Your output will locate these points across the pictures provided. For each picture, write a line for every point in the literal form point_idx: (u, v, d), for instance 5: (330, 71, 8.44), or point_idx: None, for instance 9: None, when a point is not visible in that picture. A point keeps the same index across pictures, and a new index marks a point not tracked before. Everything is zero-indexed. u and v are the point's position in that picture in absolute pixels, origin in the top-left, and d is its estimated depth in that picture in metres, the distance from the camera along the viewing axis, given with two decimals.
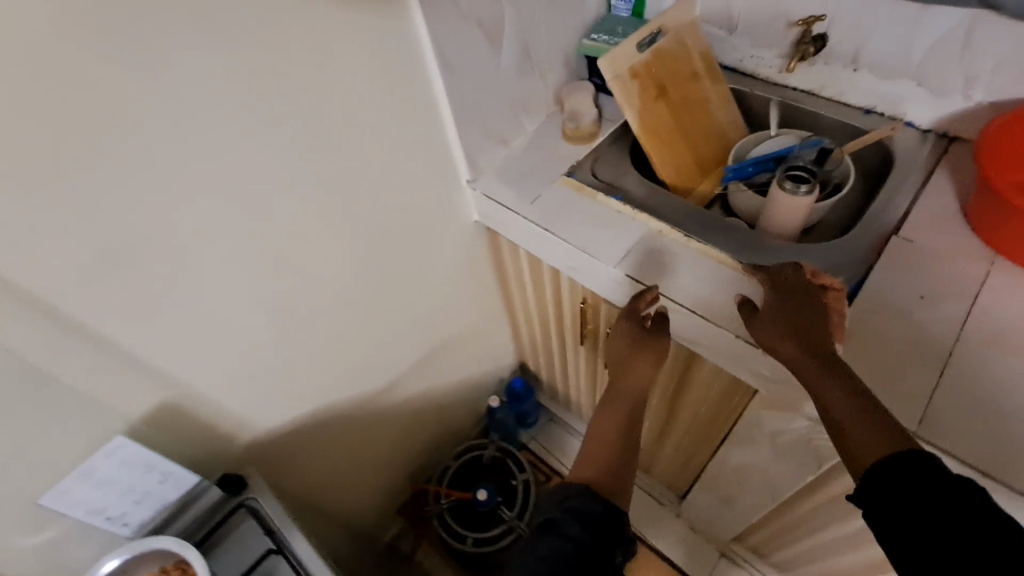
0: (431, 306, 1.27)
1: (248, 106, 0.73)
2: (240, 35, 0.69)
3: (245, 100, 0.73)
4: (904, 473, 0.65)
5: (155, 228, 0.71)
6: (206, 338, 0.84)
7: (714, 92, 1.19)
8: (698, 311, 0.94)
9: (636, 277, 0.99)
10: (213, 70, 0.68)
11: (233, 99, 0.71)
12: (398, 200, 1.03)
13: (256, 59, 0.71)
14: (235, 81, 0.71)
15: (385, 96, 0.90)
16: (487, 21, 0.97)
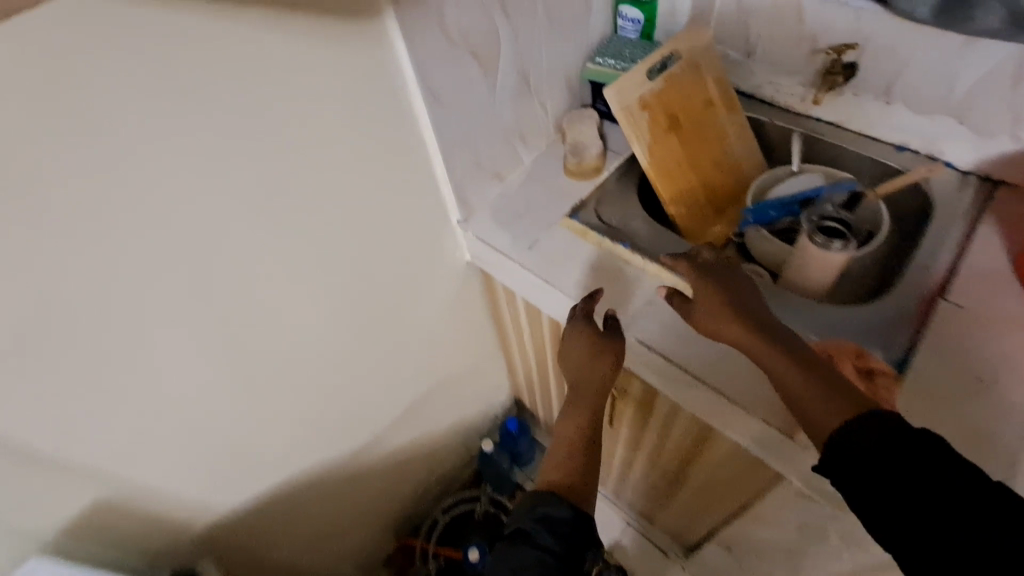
0: (418, 352, 1.17)
1: (193, 162, 0.63)
2: (179, 80, 0.58)
3: (189, 155, 0.63)
4: (886, 447, 0.61)
5: (82, 301, 0.63)
6: (154, 407, 0.77)
7: (730, 121, 1.08)
8: (711, 384, 0.84)
9: (642, 341, 0.89)
10: (147, 124, 0.58)
11: (173, 153, 0.61)
12: (379, 247, 0.92)
13: (200, 106, 0.61)
14: (176, 134, 0.61)
15: (361, 136, 0.78)
16: (479, 48, 0.85)
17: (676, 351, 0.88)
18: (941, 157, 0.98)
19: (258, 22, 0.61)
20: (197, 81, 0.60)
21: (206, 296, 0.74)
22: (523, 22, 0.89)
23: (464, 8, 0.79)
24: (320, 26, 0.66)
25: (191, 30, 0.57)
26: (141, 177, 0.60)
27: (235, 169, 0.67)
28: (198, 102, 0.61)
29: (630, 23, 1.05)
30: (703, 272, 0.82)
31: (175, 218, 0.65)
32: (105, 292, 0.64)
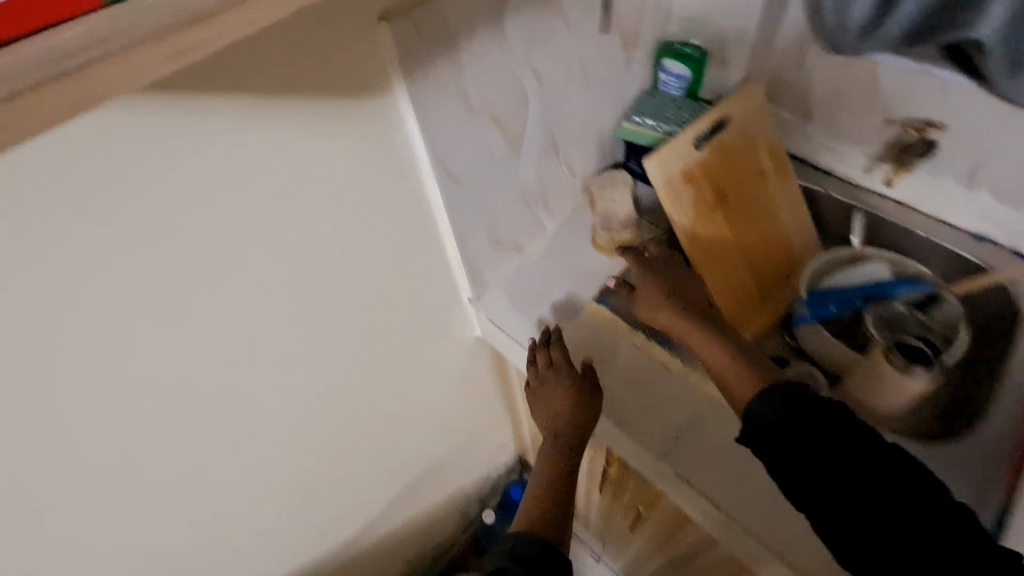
0: (418, 428, 1.05)
1: (145, 270, 0.54)
2: (128, 174, 0.49)
3: (144, 255, 0.53)
4: (814, 422, 0.60)
5: (12, 425, 0.55)
6: (100, 513, 0.68)
7: (782, 194, 0.95)
8: (756, 532, 0.72)
9: (680, 470, 0.76)
10: (88, 226, 0.49)
11: (122, 256, 0.52)
12: (376, 331, 0.81)
13: (157, 200, 0.51)
14: (126, 232, 0.51)
15: (358, 220, 0.66)
16: (505, 116, 0.71)
17: (695, 469, 0.76)
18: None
19: (228, 106, 0.51)
20: (152, 175, 0.50)
21: (164, 397, 0.64)
22: (556, 84, 0.76)
23: (489, 77, 0.66)
24: (308, 105, 0.55)
25: (146, 121, 0.48)
26: (85, 283, 0.51)
27: (203, 265, 0.58)
28: (151, 197, 0.51)
29: (674, 79, 0.92)
30: (655, 266, 0.82)
31: (127, 322, 0.56)
32: (36, 414, 0.56)
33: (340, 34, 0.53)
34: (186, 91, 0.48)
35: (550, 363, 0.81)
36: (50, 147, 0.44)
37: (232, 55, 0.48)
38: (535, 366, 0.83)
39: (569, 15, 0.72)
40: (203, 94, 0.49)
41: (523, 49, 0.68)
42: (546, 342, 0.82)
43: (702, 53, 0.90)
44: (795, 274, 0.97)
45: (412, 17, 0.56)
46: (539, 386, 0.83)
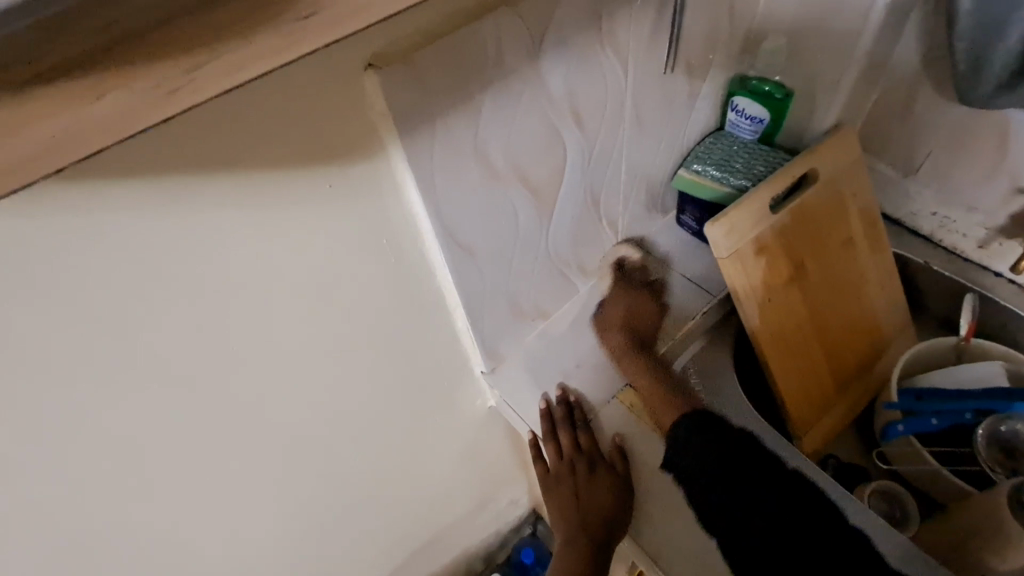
0: (416, 513, 0.90)
1: (66, 390, 0.40)
2: (7, 294, 0.34)
3: (35, 386, 0.39)
4: (702, 426, 0.64)
5: None
6: None
7: (873, 266, 0.78)
8: None
9: None
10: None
11: (6, 390, 0.37)
12: (364, 423, 0.66)
13: (42, 320, 0.36)
14: (12, 365, 0.37)
15: (341, 306, 0.52)
16: (535, 170, 0.58)
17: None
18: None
19: (169, 191, 0.37)
20: (38, 288, 0.35)
21: (84, 539, 0.49)
22: (601, 132, 0.62)
23: (516, 130, 0.52)
24: (270, 179, 0.40)
25: (30, 223, 0.33)
26: None
27: (131, 385, 0.43)
28: (44, 316, 0.36)
29: (748, 121, 0.76)
30: (623, 296, 0.78)
31: (23, 467, 0.42)
32: None
33: (321, 85, 0.39)
34: (102, 179, 0.34)
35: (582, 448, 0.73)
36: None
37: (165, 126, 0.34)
38: (558, 445, 0.74)
39: (624, 51, 0.57)
40: (119, 179, 0.34)
41: (564, 95, 0.54)
42: (573, 422, 0.74)
43: (785, 93, 0.74)
44: (881, 364, 0.80)
45: (410, 61, 0.41)
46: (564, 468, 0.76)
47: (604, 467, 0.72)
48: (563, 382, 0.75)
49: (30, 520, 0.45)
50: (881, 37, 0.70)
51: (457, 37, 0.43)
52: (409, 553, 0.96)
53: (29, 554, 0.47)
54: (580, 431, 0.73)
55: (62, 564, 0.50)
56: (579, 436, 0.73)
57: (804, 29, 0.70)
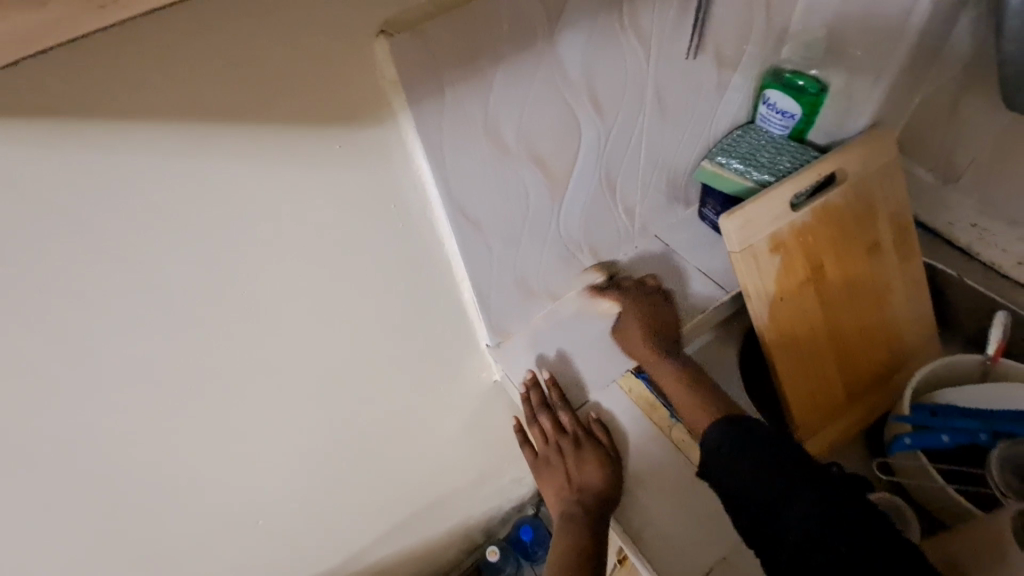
0: (416, 476, 0.93)
1: (99, 315, 0.45)
2: (53, 221, 0.39)
3: (62, 306, 0.43)
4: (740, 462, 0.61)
5: None
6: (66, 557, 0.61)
7: (899, 275, 0.75)
8: None
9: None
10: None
11: (49, 310, 0.42)
12: (365, 380, 0.69)
13: (81, 248, 0.41)
14: (54, 286, 0.41)
15: (348, 263, 0.55)
16: (548, 150, 0.59)
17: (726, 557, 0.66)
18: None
19: (194, 139, 0.40)
20: (69, 214, 0.39)
21: (101, 455, 0.54)
22: (619, 118, 0.62)
23: (528, 108, 0.53)
24: (282, 133, 0.43)
25: (59, 149, 0.36)
26: (21, 337, 0.43)
27: (151, 317, 0.47)
28: (67, 238, 0.40)
29: (779, 116, 0.74)
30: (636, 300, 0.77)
31: (44, 378, 0.46)
32: None
33: (336, 47, 0.41)
34: (136, 123, 0.38)
35: (561, 429, 0.75)
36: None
37: (189, 75, 0.37)
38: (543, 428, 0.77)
39: (647, 36, 0.57)
40: (136, 116, 0.38)
41: (580, 76, 0.55)
42: (549, 406, 0.77)
43: (820, 88, 0.73)
44: (896, 377, 0.77)
45: (422, 31, 0.43)
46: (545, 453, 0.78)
47: (591, 442, 0.74)
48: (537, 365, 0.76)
49: (54, 431, 0.49)
50: (926, 35, 0.67)
51: (470, 7, 0.44)
52: (410, 514, 1.01)
53: (47, 463, 0.51)
54: (560, 416, 0.76)
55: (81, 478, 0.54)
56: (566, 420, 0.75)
57: (844, 22, 0.68)
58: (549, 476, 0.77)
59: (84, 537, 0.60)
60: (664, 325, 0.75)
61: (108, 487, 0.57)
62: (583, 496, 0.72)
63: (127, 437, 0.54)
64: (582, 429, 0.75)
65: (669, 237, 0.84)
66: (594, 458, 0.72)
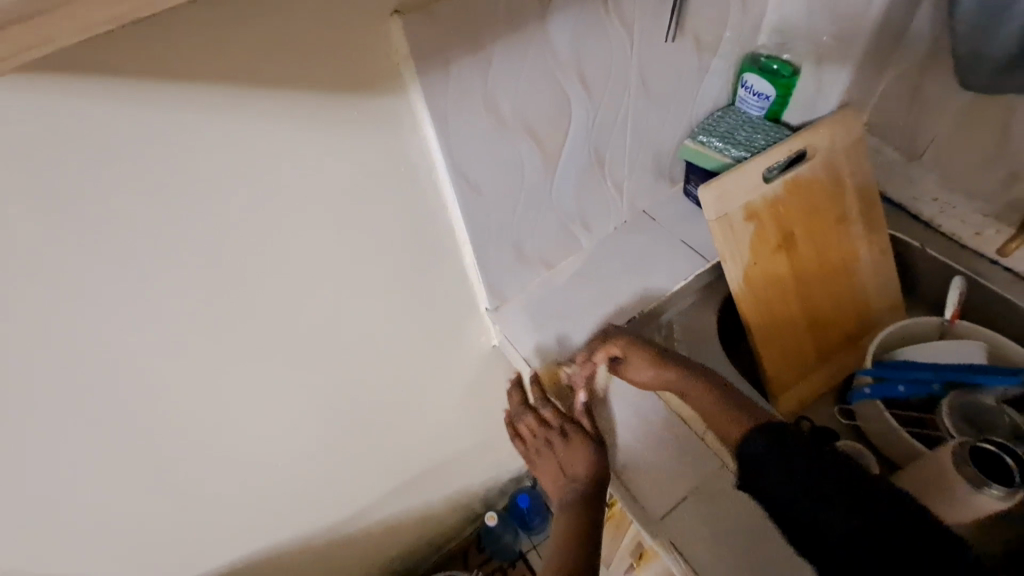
0: (420, 436, 1.00)
1: (151, 266, 0.51)
2: (117, 179, 0.45)
3: (122, 257, 0.49)
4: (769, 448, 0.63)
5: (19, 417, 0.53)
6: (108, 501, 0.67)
7: (867, 245, 0.81)
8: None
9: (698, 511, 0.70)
10: (40, 222, 0.43)
11: (109, 258, 0.48)
12: (372, 337, 0.75)
13: (141, 203, 0.47)
14: (115, 239, 0.47)
15: (360, 222, 0.61)
16: (541, 123, 0.65)
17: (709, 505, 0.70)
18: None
19: (238, 106, 0.46)
20: (134, 174, 0.45)
21: (144, 396, 0.60)
22: (606, 95, 0.69)
23: (522, 83, 0.60)
24: (306, 101, 0.49)
25: (120, 114, 0.42)
26: (85, 285, 0.48)
27: (194, 268, 0.54)
28: (128, 194, 0.46)
29: (755, 98, 0.80)
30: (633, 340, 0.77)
31: (102, 323, 0.51)
32: (45, 408, 0.54)
33: (356, 25, 0.48)
34: (190, 92, 0.44)
35: (548, 423, 0.79)
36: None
37: (235, 49, 0.44)
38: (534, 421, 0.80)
39: (630, 21, 0.64)
40: (184, 84, 0.43)
41: (569, 55, 0.61)
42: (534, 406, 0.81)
43: (792, 71, 0.79)
44: (863, 339, 0.84)
45: (430, 11, 0.50)
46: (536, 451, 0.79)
47: (577, 430, 0.76)
48: (531, 326, 0.83)
49: (107, 373, 0.55)
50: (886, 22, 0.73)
51: None
52: (414, 473, 1.07)
53: (91, 405, 0.57)
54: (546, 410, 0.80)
55: (126, 419, 0.61)
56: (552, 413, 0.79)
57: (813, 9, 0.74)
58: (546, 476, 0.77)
59: (117, 480, 0.66)
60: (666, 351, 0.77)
61: (147, 428, 0.63)
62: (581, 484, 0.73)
63: (167, 379, 0.61)
64: (568, 420, 0.78)
65: (656, 212, 0.91)
66: (584, 446, 0.74)
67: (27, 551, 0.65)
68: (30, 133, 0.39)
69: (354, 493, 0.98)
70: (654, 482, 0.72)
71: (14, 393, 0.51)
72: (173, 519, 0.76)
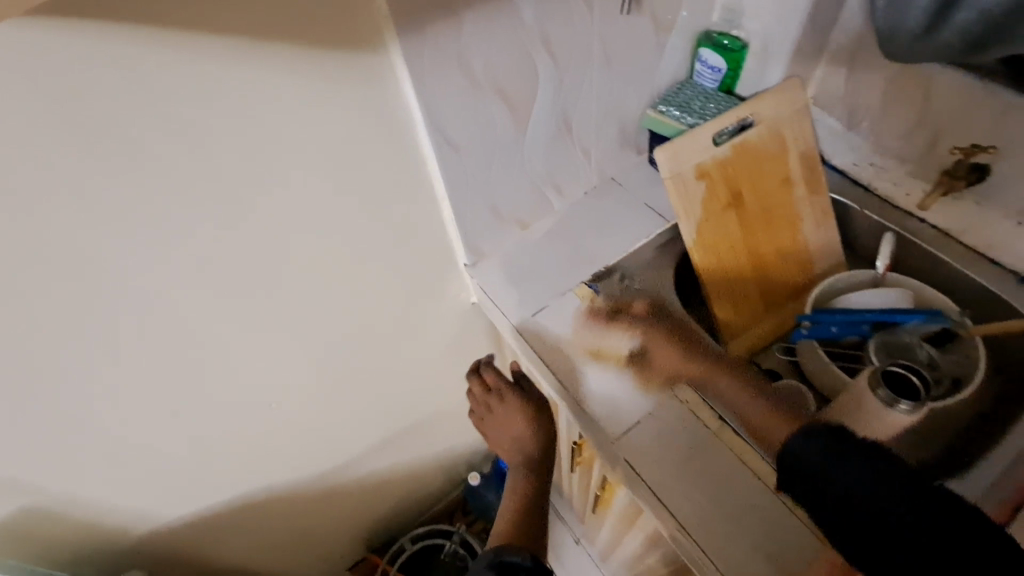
0: (405, 389, 1.06)
1: (157, 199, 0.57)
2: (131, 115, 0.51)
3: (133, 189, 0.55)
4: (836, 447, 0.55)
5: (39, 332, 0.59)
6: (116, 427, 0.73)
7: (809, 205, 0.90)
8: (712, 499, 0.71)
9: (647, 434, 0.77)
10: (66, 150, 0.50)
11: (124, 188, 0.55)
12: (356, 285, 0.82)
13: (151, 138, 0.53)
14: (129, 170, 0.54)
15: (345, 171, 0.68)
16: (510, 87, 0.72)
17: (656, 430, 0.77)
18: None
19: (235, 55, 0.53)
20: (144, 111, 0.52)
21: (151, 326, 0.67)
22: (571, 63, 0.76)
23: (493, 48, 0.67)
24: (299, 55, 0.56)
25: (137, 57, 0.49)
26: (100, 211, 0.55)
27: (197, 204, 0.60)
28: (140, 130, 0.52)
29: (709, 70, 0.88)
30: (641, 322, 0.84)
31: (115, 250, 0.58)
32: (62, 326, 0.60)
33: None
34: (196, 40, 0.50)
35: (489, 386, 0.94)
36: (10, 64, 0.44)
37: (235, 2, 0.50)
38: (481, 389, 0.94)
39: None
40: (190, 33, 0.50)
41: (535, 25, 0.68)
42: (479, 371, 0.96)
43: (741, 46, 0.87)
44: (807, 292, 0.92)
45: None
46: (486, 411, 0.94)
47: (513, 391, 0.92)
48: (505, 279, 0.90)
49: (116, 297, 0.62)
50: None
51: None
52: (400, 427, 1.14)
53: (102, 329, 0.63)
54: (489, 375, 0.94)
55: (133, 346, 0.67)
56: (495, 381, 0.94)
57: None
58: (495, 434, 0.93)
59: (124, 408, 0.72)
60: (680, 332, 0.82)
61: (153, 358, 0.70)
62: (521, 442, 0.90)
63: (168, 311, 0.67)
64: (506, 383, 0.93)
65: (623, 179, 0.99)
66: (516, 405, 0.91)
67: (41, 471, 0.71)
68: (59, 68, 0.46)
69: (341, 442, 1.05)
70: (610, 412, 0.78)
71: (36, 309, 0.57)
72: (174, 453, 0.82)
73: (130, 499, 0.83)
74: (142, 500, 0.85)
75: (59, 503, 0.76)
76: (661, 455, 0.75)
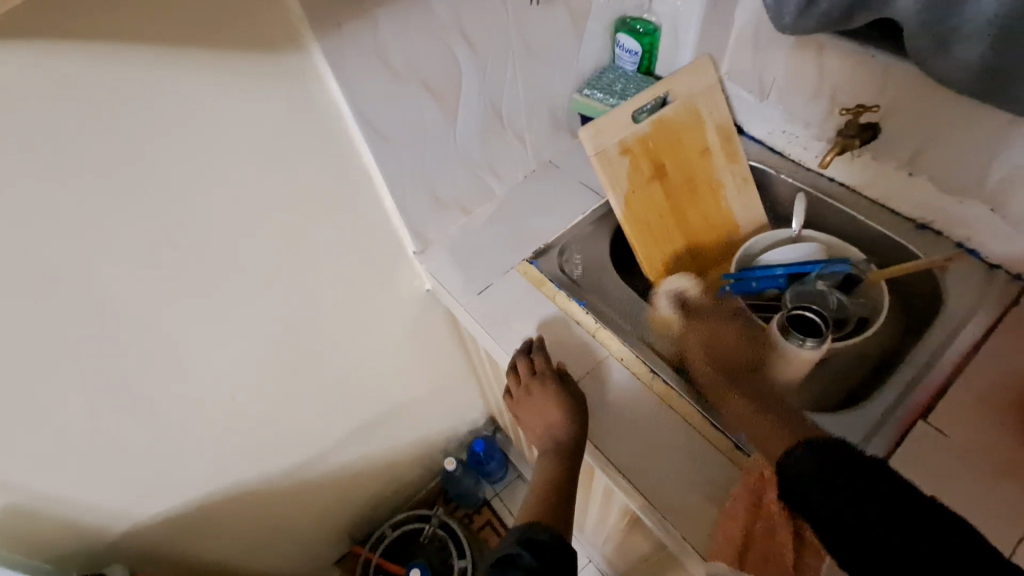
0: (369, 378, 1.11)
1: (101, 203, 0.60)
2: (68, 124, 0.54)
3: (77, 195, 0.58)
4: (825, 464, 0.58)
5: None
6: (83, 429, 0.76)
7: (729, 173, 0.97)
8: (648, 446, 0.77)
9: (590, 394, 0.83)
10: (10, 161, 0.53)
11: (66, 195, 0.58)
12: (309, 278, 0.86)
13: (90, 146, 0.57)
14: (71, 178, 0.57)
15: (284, 167, 0.72)
16: (435, 79, 0.77)
17: (597, 389, 0.83)
18: (980, 252, 0.84)
19: (164, 61, 0.57)
20: (81, 119, 0.55)
21: (108, 328, 0.69)
22: (492, 53, 0.81)
23: (411, 42, 0.72)
24: (226, 58, 0.60)
25: (69, 67, 0.52)
26: (46, 218, 0.58)
27: (141, 207, 0.63)
28: (78, 138, 0.56)
29: (628, 54, 0.96)
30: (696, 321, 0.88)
31: (65, 255, 0.61)
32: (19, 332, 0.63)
33: None
34: (124, 49, 0.54)
35: (533, 371, 0.82)
36: None
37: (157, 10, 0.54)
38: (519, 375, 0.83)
39: None
40: (119, 43, 0.53)
41: (451, 20, 0.74)
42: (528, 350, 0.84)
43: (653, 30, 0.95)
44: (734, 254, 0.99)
45: None
46: (525, 395, 0.83)
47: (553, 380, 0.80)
48: (453, 262, 0.95)
49: (70, 302, 0.64)
50: None
51: None
52: (368, 416, 1.18)
53: (59, 333, 0.66)
54: (538, 362, 0.82)
55: (92, 348, 0.70)
56: (540, 367, 0.82)
57: None
58: (528, 417, 0.84)
59: (89, 409, 0.75)
60: (725, 350, 0.82)
61: (113, 359, 0.72)
62: (558, 434, 0.79)
63: (124, 312, 0.69)
64: (556, 373, 0.81)
65: (560, 161, 1.05)
66: (557, 403, 0.79)
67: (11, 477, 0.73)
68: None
69: (311, 433, 1.09)
70: None
71: None
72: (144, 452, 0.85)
73: (104, 499, 0.86)
74: (116, 501, 0.87)
75: (32, 507, 0.79)
76: (602, 410, 0.81)
